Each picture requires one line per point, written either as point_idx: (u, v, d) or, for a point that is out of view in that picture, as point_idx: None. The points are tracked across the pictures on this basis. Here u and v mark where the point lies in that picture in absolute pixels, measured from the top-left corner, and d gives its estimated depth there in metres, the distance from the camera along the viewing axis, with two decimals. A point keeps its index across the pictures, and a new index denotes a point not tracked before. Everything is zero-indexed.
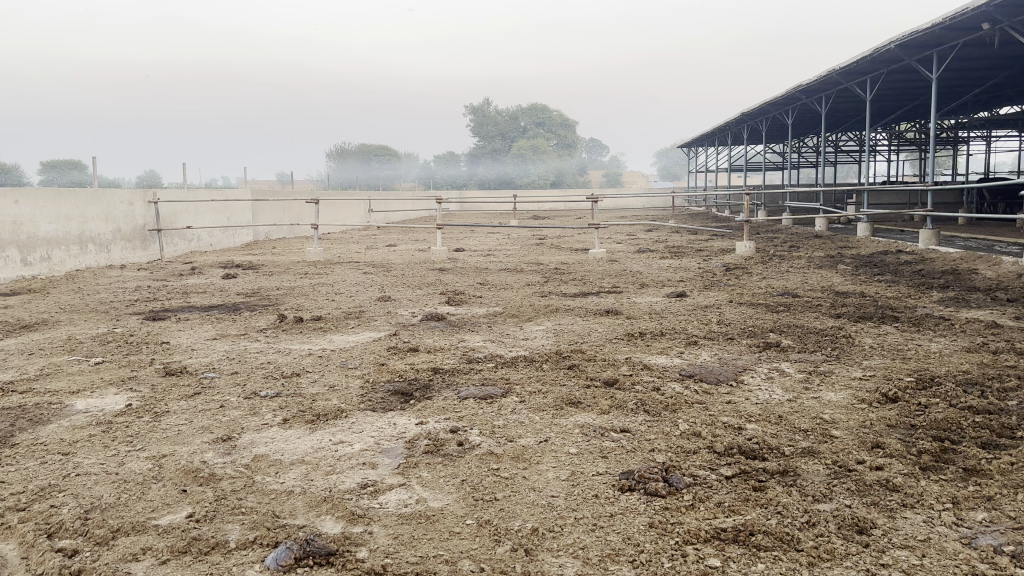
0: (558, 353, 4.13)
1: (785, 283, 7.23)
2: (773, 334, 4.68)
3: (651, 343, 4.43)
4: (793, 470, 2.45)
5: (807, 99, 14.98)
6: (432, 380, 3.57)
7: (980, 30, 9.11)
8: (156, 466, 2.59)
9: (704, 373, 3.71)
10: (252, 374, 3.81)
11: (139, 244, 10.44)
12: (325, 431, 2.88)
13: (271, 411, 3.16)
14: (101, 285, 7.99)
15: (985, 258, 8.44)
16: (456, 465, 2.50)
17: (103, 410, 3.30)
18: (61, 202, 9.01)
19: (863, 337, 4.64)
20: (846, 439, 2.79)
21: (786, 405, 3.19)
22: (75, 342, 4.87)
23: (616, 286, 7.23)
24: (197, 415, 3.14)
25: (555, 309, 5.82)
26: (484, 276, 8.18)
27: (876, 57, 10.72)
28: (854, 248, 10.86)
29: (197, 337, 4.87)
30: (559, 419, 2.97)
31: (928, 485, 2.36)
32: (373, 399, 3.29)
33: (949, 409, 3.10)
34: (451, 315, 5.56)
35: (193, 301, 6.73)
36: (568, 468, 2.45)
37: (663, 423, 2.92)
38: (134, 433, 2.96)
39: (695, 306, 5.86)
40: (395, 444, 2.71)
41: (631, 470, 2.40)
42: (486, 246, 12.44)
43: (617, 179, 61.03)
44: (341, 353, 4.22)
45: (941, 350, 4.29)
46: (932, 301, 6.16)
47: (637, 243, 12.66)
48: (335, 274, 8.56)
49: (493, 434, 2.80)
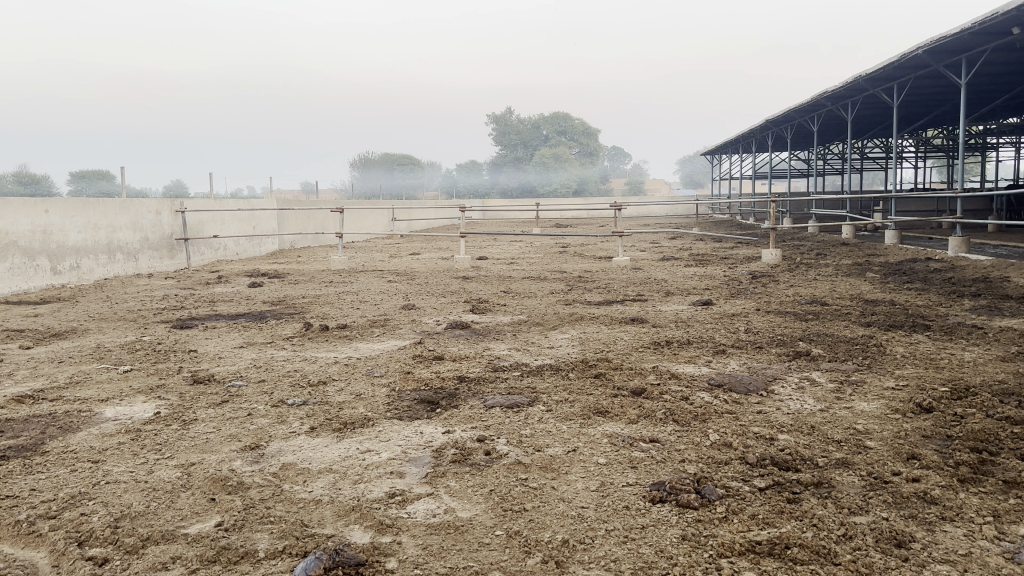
0: (584, 362, 4.11)
1: (812, 291, 7.14)
2: (802, 343, 4.62)
3: (678, 351, 4.39)
4: (827, 481, 2.41)
5: (832, 105, 14.86)
6: (458, 389, 3.55)
7: (1010, 34, 8.96)
8: (185, 474, 2.59)
9: (734, 382, 3.66)
10: (279, 382, 3.81)
11: (166, 252, 10.55)
12: (352, 439, 2.87)
13: (298, 419, 3.16)
14: (129, 294, 8.07)
15: (1017, 266, 8.29)
16: (484, 475, 2.48)
17: (131, 418, 3.32)
18: (89, 211, 9.12)
19: (895, 346, 4.56)
20: (881, 450, 2.73)
21: (818, 415, 3.14)
22: (104, 350, 4.92)
23: (641, 294, 7.19)
24: (225, 423, 3.15)
25: (580, 317, 5.79)
26: (508, 284, 8.18)
27: (903, 63, 10.59)
28: (882, 255, 10.72)
29: (224, 345, 4.90)
30: (587, 428, 2.94)
31: (966, 497, 2.30)
32: (399, 407, 3.29)
33: (986, 419, 3.04)
34: (476, 323, 5.55)
35: (219, 309, 6.79)
36: (597, 478, 2.42)
37: (693, 433, 2.88)
38: (162, 441, 2.97)
39: (721, 314, 5.80)
40: (422, 453, 2.70)
41: (662, 481, 2.36)
42: (509, 254, 12.45)
43: (640, 186, 60.86)
44: (367, 361, 4.23)
45: (976, 359, 4.21)
46: (964, 309, 6.06)
47: (661, 250, 12.60)
48: (359, 282, 8.59)
49: (521, 443, 2.77)
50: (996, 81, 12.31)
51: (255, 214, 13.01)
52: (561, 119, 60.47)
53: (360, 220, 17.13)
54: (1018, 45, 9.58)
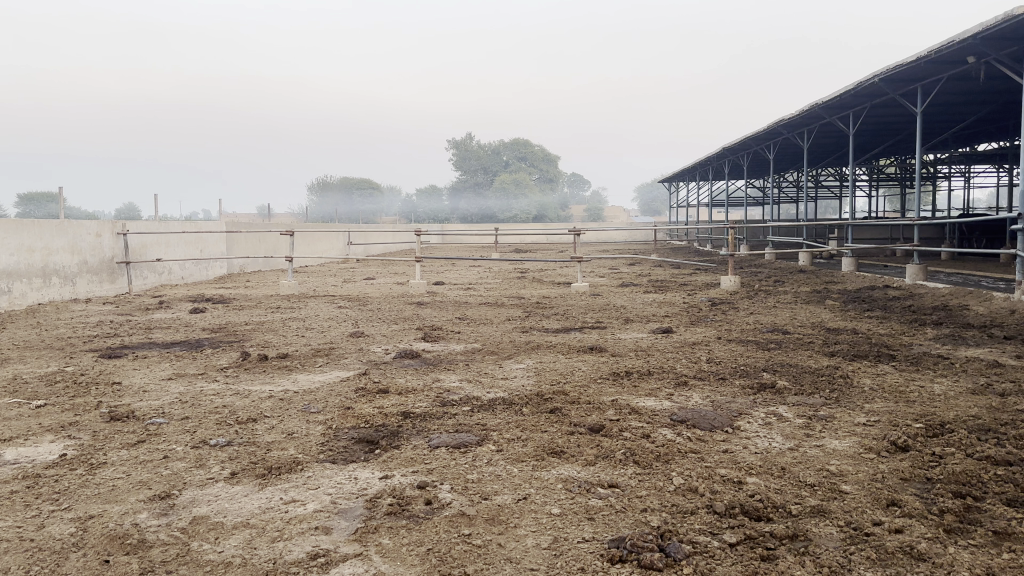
0: (539, 396, 3.83)
1: (774, 319, 6.99)
2: (767, 374, 4.43)
3: (638, 383, 4.16)
4: (803, 534, 2.18)
5: (789, 132, 14.92)
6: (401, 428, 3.25)
7: (966, 63, 8.97)
8: (80, 531, 2.26)
9: (697, 418, 3.42)
10: (204, 419, 3.47)
11: (107, 276, 10.09)
12: (276, 487, 2.56)
13: (220, 463, 2.85)
14: (62, 320, 7.61)
15: (976, 294, 8.26)
16: (422, 530, 2.19)
17: (33, 462, 2.96)
18: (24, 233, 8.61)
19: (862, 378, 4.38)
20: (858, 496, 2.51)
21: (789, 455, 2.92)
22: (19, 383, 4.51)
23: (600, 321, 6.97)
24: (136, 467, 2.83)
25: (537, 346, 5.52)
26: (463, 310, 7.93)
27: (860, 91, 10.66)
28: (840, 283, 10.68)
29: (152, 376, 4.55)
30: (540, 472, 2.67)
31: (956, 552, 2.07)
32: (335, 448, 2.99)
33: (967, 460, 2.84)
34: (427, 353, 5.25)
35: (155, 336, 6.38)
36: (550, 533, 2.15)
37: (655, 476, 2.64)
38: (61, 489, 2.63)
39: (681, 343, 5.58)
40: (354, 503, 2.40)
41: (622, 537, 2.11)
42: (466, 278, 12.18)
43: (599, 214, 61.08)
44: (305, 395, 3.90)
45: (946, 393, 4.03)
46: (928, 339, 5.92)
47: (620, 277, 12.45)
48: (308, 308, 8.25)
49: (466, 490, 2.49)
50: (951, 111, 12.49)
51: (202, 237, 12.56)
52: (521, 145, 60.76)
53: (314, 245, 16.75)
54: (975, 74, 9.64)
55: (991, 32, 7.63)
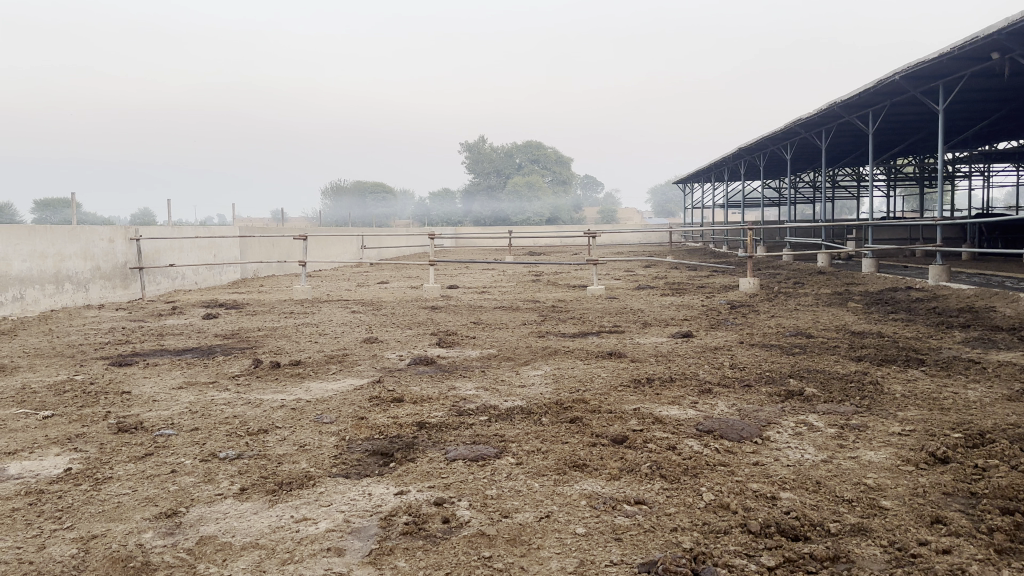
0: (558, 404, 3.71)
1: (796, 323, 6.83)
2: (793, 380, 4.28)
3: (660, 390, 4.01)
4: (845, 555, 2.04)
5: (806, 132, 14.70)
6: (416, 439, 3.13)
7: (989, 59, 8.77)
8: (82, 552, 2.16)
9: (724, 428, 3.28)
10: (214, 430, 3.37)
11: (120, 282, 10.05)
12: (287, 504, 2.45)
13: (229, 477, 2.74)
14: (74, 327, 7.54)
15: (1001, 296, 8.05)
16: (440, 551, 2.07)
17: (37, 476, 2.86)
18: (36, 239, 8.58)
19: (892, 384, 4.22)
20: (900, 513, 2.36)
21: (823, 468, 2.77)
22: (28, 392, 4.43)
23: (618, 325, 6.82)
24: (143, 483, 2.72)
25: (554, 351, 5.40)
26: (478, 314, 7.82)
27: (880, 89, 10.46)
28: (860, 284, 10.50)
29: (162, 385, 4.45)
30: (562, 488, 2.54)
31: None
32: (348, 461, 2.87)
33: (1012, 472, 2.68)
34: (442, 359, 5.14)
35: (168, 343, 6.29)
36: (575, 555, 2.03)
37: (684, 492, 2.50)
38: (65, 506, 2.53)
39: (703, 348, 5.43)
40: (368, 522, 2.29)
41: (653, 560, 1.98)
42: (481, 282, 12.11)
43: (612, 215, 60.80)
44: (317, 405, 3.79)
45: (981, 400, 3.86)
46: (956, 342, 5.75)
47: (636, 279, 12.29)
48: (322, 313, 8.16)
49: (485, 507, 2.37)
50: (971, 108, 12.28)
51: (215, 242, 12.51)
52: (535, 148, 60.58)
53: (327, 248, 16.64)
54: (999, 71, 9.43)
55: (1016, 27, 7.43)
